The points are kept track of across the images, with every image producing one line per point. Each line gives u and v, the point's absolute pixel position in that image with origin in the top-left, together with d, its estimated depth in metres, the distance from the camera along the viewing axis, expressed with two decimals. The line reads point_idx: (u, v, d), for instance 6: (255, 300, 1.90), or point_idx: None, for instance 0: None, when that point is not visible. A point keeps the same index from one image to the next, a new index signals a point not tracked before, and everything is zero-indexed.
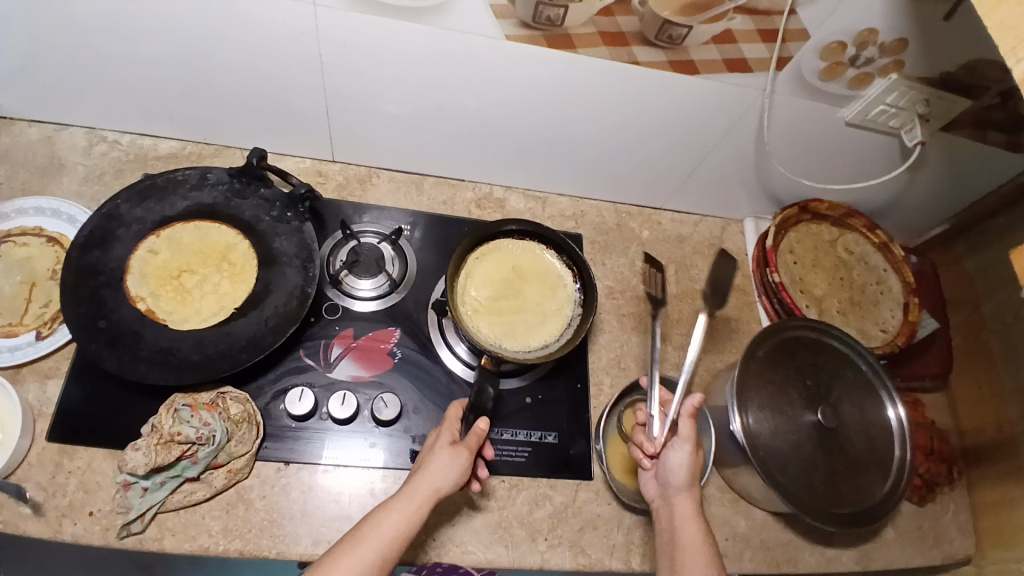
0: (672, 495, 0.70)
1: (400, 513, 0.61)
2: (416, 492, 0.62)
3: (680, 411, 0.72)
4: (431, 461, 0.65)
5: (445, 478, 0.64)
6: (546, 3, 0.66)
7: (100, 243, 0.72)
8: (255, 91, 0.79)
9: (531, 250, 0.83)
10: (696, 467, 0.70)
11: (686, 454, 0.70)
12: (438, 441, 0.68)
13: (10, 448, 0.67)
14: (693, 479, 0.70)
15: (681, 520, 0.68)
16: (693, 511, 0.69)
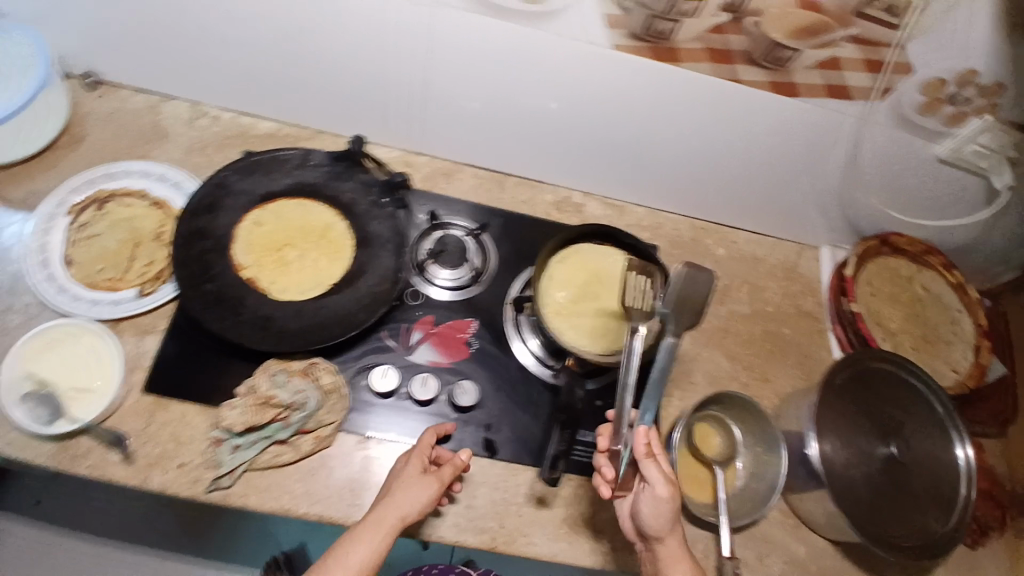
0: (653, 542, 0.68)
1: (366, 545, 0.62)
2: (384, 522, 0.63)
3: (637, 454, 0.67)
4: (395, 491, 0.65)
5: (412, 505, 0.64)
6: (661, 15, 0.67)
7: (209, 210, 0.76)
8: (360, 77, 0.82)
9: (610, 254, 0.84)
10: (674, 505, 0.66)
11: (654, 497, 0.66)
12: (406, 468, 0.68)
13: (110, 396, 0.71)
14: (674, 521, 0.67)
15: (668, 566, 0.66)
16: (682, 551, 0.68)
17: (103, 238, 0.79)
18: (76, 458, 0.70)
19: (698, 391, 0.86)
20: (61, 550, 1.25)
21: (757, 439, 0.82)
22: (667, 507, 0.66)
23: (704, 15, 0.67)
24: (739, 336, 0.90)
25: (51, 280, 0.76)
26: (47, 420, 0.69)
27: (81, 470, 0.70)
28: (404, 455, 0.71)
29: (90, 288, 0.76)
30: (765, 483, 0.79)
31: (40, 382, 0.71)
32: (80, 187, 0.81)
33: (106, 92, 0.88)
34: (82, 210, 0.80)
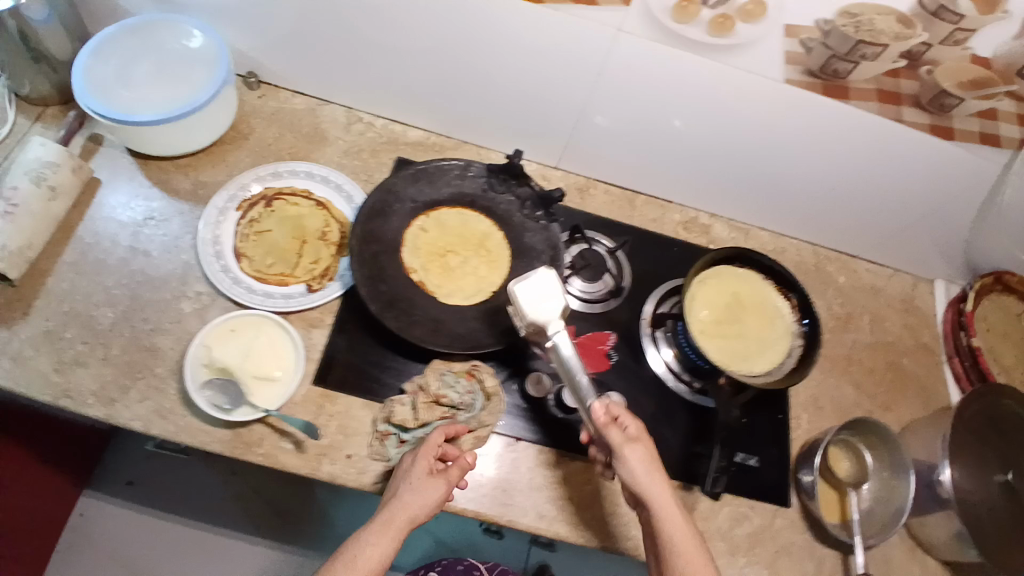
0: (641, 504, 0.64)
1: (376, 545, 0.63)
2: (389, 520, 0.64)
3: (598, 422, 0.66)
4: (402, 488, 0.67)
5: (418, 504, 0.65)
6: (842, 57, 0.70)
7: (381, 213, 0.80)
8: (522, 93, 0.86)
9: (750, 278, 0.87)
10: (649, 460, 0.64)
11: (630, 458, 0.64)
12: (413, 468, 0.68)
13: (289, 385, 0.74)
14: (652, 473, 0.64)
15: (661, 529, 0.62)
16: (669, 505, 0.63)
17: (273, 233, 0.83)
18: (249, 444, 0.73)
19: (824, 418, 0.91)
20: (156, 524, 1.32)
21: (886, 464, 0.84)
22: (637, 467, 0.63)
23: (882, 60, 0.70)
24: (862, 365, 0.96)
25: (226, 271, 0.80)
26: (229, 407, 0.72)
27: (254, 457, 0.73)
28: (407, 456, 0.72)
29: (262, 280, 0.80)
30: (892, 507, 0.81)
31: (221, 369, 0.74)
32: (248, 183, 0.85)
33: (266, 93, 0.93)
34: (251, 206, 0.83)
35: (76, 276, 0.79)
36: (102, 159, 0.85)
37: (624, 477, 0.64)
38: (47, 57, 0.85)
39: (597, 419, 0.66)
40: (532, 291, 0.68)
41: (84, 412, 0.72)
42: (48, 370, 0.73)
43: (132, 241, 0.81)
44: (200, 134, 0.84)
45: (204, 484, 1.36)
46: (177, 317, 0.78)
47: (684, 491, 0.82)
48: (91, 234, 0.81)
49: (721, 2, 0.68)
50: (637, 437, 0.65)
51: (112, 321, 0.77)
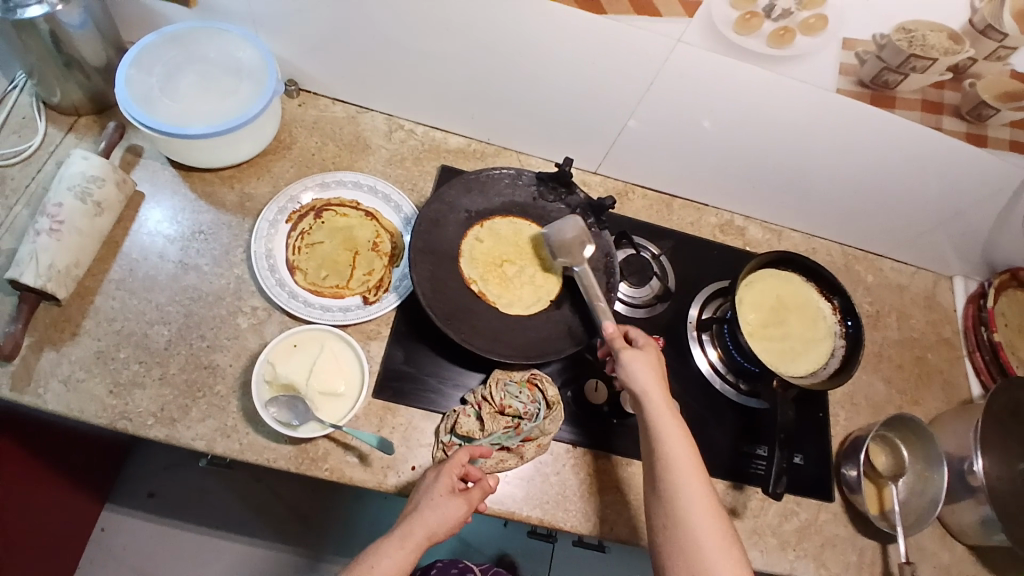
0: (638, 405, 0.69)
1: (392, 557, 0.64)
2: (406, 534, 0.65)
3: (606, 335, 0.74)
4: (421, 503, 0.67)
5: (434, 522, 0.66)
6: (893, 69, 0.73)
7: (436, 225, 0.81)
8: (569, 101, 0.88)
9: (792, 281, 0.90)
10: (650, 369, 0.70)
11: (632, 362, 0.70)
12: (436, 484, 0.68)
13: (355, 400, 0.74)
14: (652, 379, 0.70)
15: (655, 425, 0.68)
16: (666, 406, 0.69)
17: (324, 245, 0.82)
18: (315, 459, 0.73)
19: (860, 413, 0.95)
20: (178, 535, 1.29)
21: (921, 458, 0.88)
22: (641, 362, 0.70)
23: (930, 73, 0.73)
24: (891, 361, 1.00)
25: (282, 285, 0.79)
26: (296, 423, 0.71)
27: (321, 472, 0.72)
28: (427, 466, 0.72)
29: (317, 293, 0.80)
30: (927, 497, 0.84)
31: (284, 386, 0.73)
32: (298, 194, 0.84)
33: (306, 101, 0.93)
34: (301, 218, 0.83)
35: (125, 294, 0.77)
36: (143, 171, 0.85)
37: (625, 378, 0.70)
38: (80, 63, 0.81)
39: (606, 336, 0.73)
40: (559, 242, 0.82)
41: (144, 434, 0.71)
42: (103, 392, 0.72)
43: (181, 256, 0.80)
44: (244, 145, 0.83)
45: (226, 493, 1.33)
46: (234, 333, 0.78)
47: (734, 490, 0.84)
48: (138, 250, 0.80)
49: (783, 16, 0.70)
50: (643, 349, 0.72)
51: (167, 337, 0.76)
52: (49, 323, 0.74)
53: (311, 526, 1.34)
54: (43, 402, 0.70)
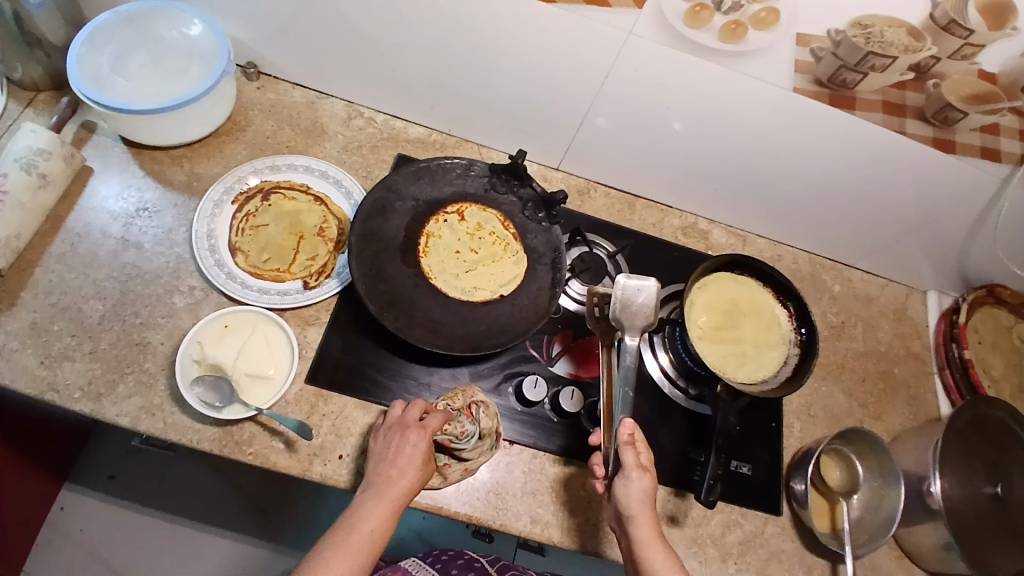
0: (625, 527, 0.67)
1: (380, 519, 0.62)
2: (392, 495, 0.64)
3: (618, 441, 0.68)
4: (402, 462, 0.66)
5: (417, 481, 0.66)
6: (851, 67, 0.71)
7: (381, 211, 0.80)
8: (525, 94, 0.86)
9: (748, 285, 0.88)
10: (647, 492, 0.66)
11: (633, 483, 0.66)
12: (421, 446, 0.67)
13: (282, 384, 0.73)
14: (646, 505, 0.66)
15: (641, 550, 0.65)
16: (654, 534, 0.66)
17: (270, 228, 0.82)
18: (239, 443, 0.71)
19: (816, 425, 0.92)
20: (135, 520, 1.28)
21: (876, 473, 0.84)
22: (644, 488, 0.66)
23: (890, 72, 0.71)
24: (854, 373, 0.97)
25: (221, 265, 0.78)
26: (219, 405, 0.70)
27: (244, 457, 0.71)
28: (392, 425, 0.70)
29: (257, 276, 0.79)
30: (882, 515, 0.81)
31: (213, 367, 0.72)
32: (245, 176, 0.83)
33: (265, 85, 0.93)
34: (247, 200, 0.82)
35: (64, 267, 0.77)
36: (94, 148, 0.84)
37: (619, 498, 0.67)
38: (39, 41, 0.82)
39: (624, 440, 0.67)
40: (632, 286, 0.76)
41: (69, 408, 0.70)
42: (33, 364, 0.71)
43: (123, 233, 0.80)
44: (195, 126, 0.83)
45: (185, 479, 1.32)
46: (170, 312, 0.77)
47: (676, 497, 0.82)
48: (82, 224, 0.80)
49: (734, 8, 0.68)
50: (646, 469, 0.67)
51: (101, 313, 0.75)
52: None
53: (265, 518, 1.33)
54: None
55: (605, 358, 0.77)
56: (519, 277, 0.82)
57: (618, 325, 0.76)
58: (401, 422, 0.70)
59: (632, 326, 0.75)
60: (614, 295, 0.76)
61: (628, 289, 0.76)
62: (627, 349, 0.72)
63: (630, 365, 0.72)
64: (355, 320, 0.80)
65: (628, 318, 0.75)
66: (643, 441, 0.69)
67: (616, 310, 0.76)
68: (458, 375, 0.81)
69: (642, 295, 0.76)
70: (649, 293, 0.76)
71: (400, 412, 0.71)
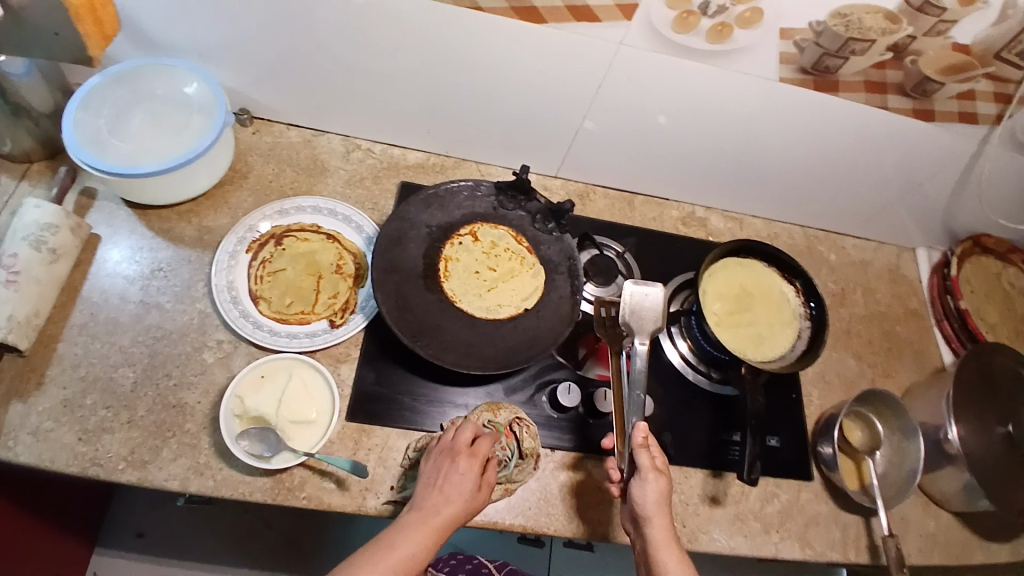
0: (641, 528, 0.69)
1: (412, 541, 0.63)
2: (433, 518, 0.65)
3: (633, 443, 0.71)
4: (449, 489, 0.67)
5: (462, 507, 0.66)
6: (833, 54, 0.74)
7: (397, 242, 0.81)
8: (520, 110, 0.88)
9: (754, 268, 0.92)
10: (662, 493, 0.69)
11: (649, 484, 0.69)
12: (468, 475, 0.68)
13: (326, 426, 0.74)
14: (661, 506, 0.69)
15: (656, 553, 0.67)
16: (669, 535, 0.68)
17: (288, 271, 0.82)
18: (291, 489, 0.72)
19: (832, 391, 0.96)
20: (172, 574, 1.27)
21: (896, 429, 0.89)
22: (657, 490, 0.69)
23: (870, 55, 0.75)
24: (860, 337, 1.02)
25: (246, 316, 0.79)
26: (269, 455, 0.71)
27: (298, 501, 0.72)
28: (443, 448, 0.71)
29: (283, 321, 0.80)
30: (905, 469, 0.85)
31: (256, 419, 0.73)
32: (256, 223, 0.84)
33: (260, 128, 0.93)
34: (262, 246, 0.83)
35: (88, 338, 0.77)
36: (98, 214, 0.84)
37: (635, 498, 0.69)
38: (27, 110, 0.80)
39: (637, 442, 0.71)
40: (639, 292, 0.80)
41: (117, 478, 0.70)
42: (72, 440, 0.71)
43: (142, 296, 0.80)
44: (199, 179, 0.83)
45: (217, 526, 1.31)
46: (201, 368, 0.77)
47: (713, 479, 0.85)
48: (99, 293, 0.79)
49: (719, 11, 0.70)
50: (662, 470, 0.70)
51: (134, 379, 0.75)
52: (12, 374, 0.73)
53: (301, 552, 1.33)
54: (11, 456, 0.68)
55: (613, 365, 0.78)
56: (541, 288, 0.84)
57: (628, 330, 0.79)
58: (454, 445, 0.71)
59: (642, 330, 0.79)
60: (621, 302, 0.80)
61: (636, 294, 0.80)
62: (639, 354, 0.75)
63: (640, 370, 0.75)
64: (385, 352, 0.81)
65: (637, 323, 0.79)
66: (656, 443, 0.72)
67: (623, 316, 0.79)
68: (491, 393, 0.83)
69: (648, 298, 0.80)
70: (656, 297, 0.80)
71: (453, 436, 0.72)
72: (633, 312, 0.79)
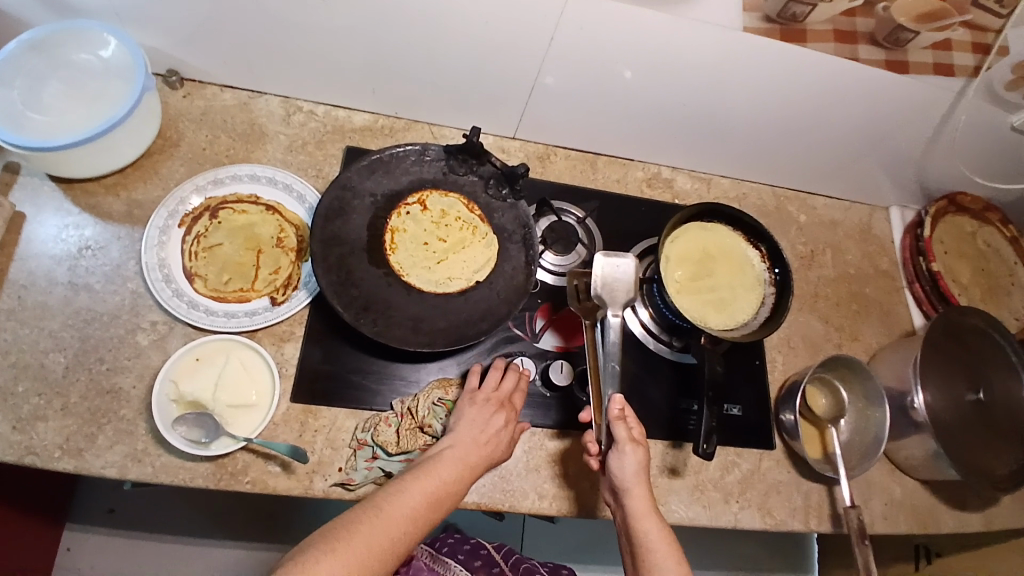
0: (621, 499, 0.68)
1: (451, 472, 0.66)
2: (473, 461, 0.68)
3: (609, 416, 0.70)
4: (490, 437, 0.71)
5: (492, 456, 0.71)
6: (799, 1, 0.69)
7: (339, 214, 0.76)
8: (468, 67, 0.82)
9: (720, 232, 0.88)
10: (641, 465, 0.68)
11: (628, 456, 0.68)
12: (505, 424, 0.73)
13: (267, 410, 0.71)
14: (640, 476, 0.68)
15: (636, 523, 0.66)
16: (648, 506, 0.67)
17: (225, 247, 0.78)
18: (234, 474, 0.70)
19: (798, 356, 0.94)
20: (145, 547, 1.27)
21: (861, 395, 0.88)
22: (638, 461, 0.68)
23: (839, 2, 0.69)
24: (828, 299, 0.99)
25: (180, 295, 0.74)
26: (207, 441, 0.68)
27: (242, 486, 0.70)
28: (487, 397, 0.74)
29: (220, 300, 0.76)
30: (870, 434, 0.84)
31: (193, 403, 0.70)
32: (188, 196, 0.78)
33: (191, 91, 0.86)
34: (195, 220, 0.78)
35: (16, 323, 0.72)
36: (21, 192, 0.78)
37: (614, 470, 0.69)
38: None
39: (615, 414, 0.69)
40: (611, 263, 0.76)
41: (52, 468, 0.67)
42: (6, 430, 0.67)
43: (70, 276, 0.75)
44: (124, 149, 0.77)
45: (187, 500, 1.30)
46: (136, 352, 0.74)
47: (673, 449, 0.83)
48: (25, 275, 0.74)
49: None
50: (640, 441, 0.69)
51: (64, 365, 0.72)
52: None
53: (275, 522, 1.33)
54: None
55: (588, 337, 0.74)
56: (494, 259, 0.80)
57: (600, 302, 0.75)
58: (496, 395, 0.75)
59: (614, 301, 0.74)
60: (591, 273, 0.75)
61: (608, 265, 0.76)
62: (610, 327, 0.71)
63: (614, 343, 0.71)
64: (331, 329, 0.78)
65: (609, 295, 0.74)
66: (633, 415, 0.71)
67: (595, 286, 0.75)
68: (444, 367, 0.80)
69: (621, 269, 0.76)
70: (629, 268, 0.76)
71: (495, 386, 0.76)
72: (605, 283, 0.75)
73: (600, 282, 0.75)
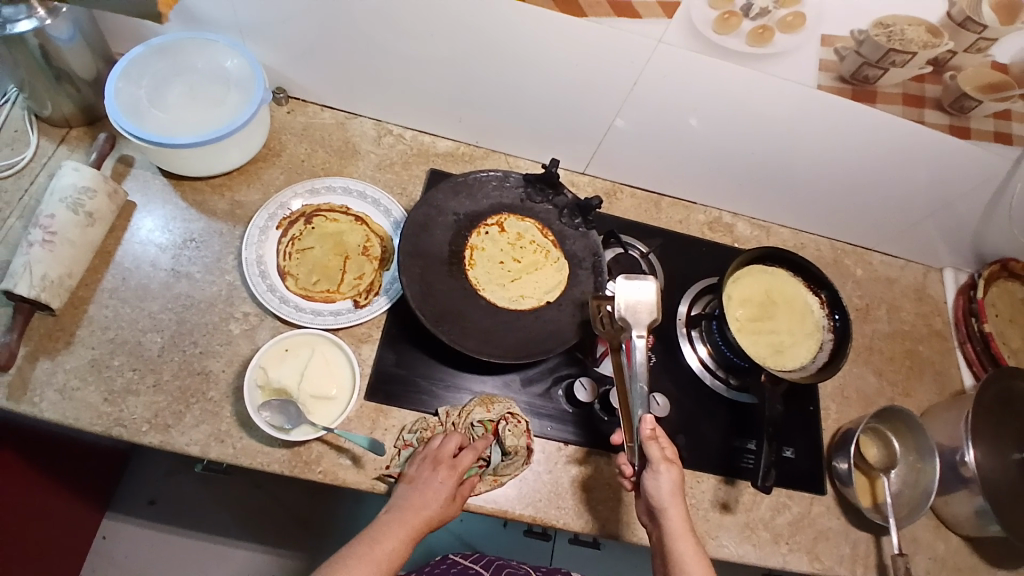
0: (657, 519, 0.69)
1: (395, 535, 0.67)
2: (413, 525, 0.68)
3: (641, 436, 0.70)
4: (429, 498, 0.70)
5: (437, 517, 0.70)
6: (873, 64, 0.74)
7: (425, 227, 0.82)
8: (552, 104, 0.88)
9: (779, 277, 0.92)
10: (676, 484, 0.69)
11: (662, 476, 0.69)
12: (445, 485, 0.71)
13: (345, 404, 0.75)
14: (676, 496, 0.69)
15: (672, 543, 0.67)
16: (684, 526, 0.68)
17: (315, 250, 0.83)
18: (308, 463, 0.73)
19: (850, 406, 0.96)
20: (177, 541, 1.29)
21: (913, 449, 0.88)
22: (671, 481, 0.69)
23: (910, 67, 0.74)
24: (881, 353, 1.01)
25: (273, 291, 0.80)
26: (289, 427, 0.72)
27: (314, 475, 0.73)
28: (427, 456, 0.73)
29: (308, 298, 0.81)
30: (920, 489, 0.84)
31: (277, 391, 0.74)
32: (288, 201, 0.85)
33: (295, 108, 0.94)
34: (291, 224, 0.84)
35: (118, 303, 0.78)
36: (133, 181, 0.85)
37: (648, 490, 0.69)
38: (69, 76, 0.80)
39: (646, 434, 0.69)
40: (633, 288, 0.76)
41: (138, 440, 0.71)
42: (98, 400, 0.72)
43: (172, 264, 0.82)
44: (233, 154, 0.84)
45: (222, 498, 1.33)
46: (227, 339, 0.79)
47: (724, 485, 0.85)
48: (130, 259, 0.81)
49: (761, 14, 0.70)
50: (673, 461, 0.70)
51: (160, 345, 0.77)
52: (44, 333, 0.74)
53: (306, 530, 1.34)
54: (37, 412, 0.70)
55: (613, 362, 0.74)
56: (564, 283, 0.84)
57: (624, 326, 0.74)
58: (437, 454, 0.73)
59: (638, 323, 0.74)
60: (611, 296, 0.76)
61: (629, 289, 0.76)
62: (637, 350, 0.72)
63: (641, 364, 0.71)
64: (407, 335, 0.82)
65: (633, 317, 0.74)
66: (665, 435, 0.71)
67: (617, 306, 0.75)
68: (508, 382, 0.83)
69: (642, 290, 0.76)
70: (649, 290, 0.76)
71: (438, 444, 0.74)
72: (627, 304, 0.75)
73: (624, 302, 0.76)
